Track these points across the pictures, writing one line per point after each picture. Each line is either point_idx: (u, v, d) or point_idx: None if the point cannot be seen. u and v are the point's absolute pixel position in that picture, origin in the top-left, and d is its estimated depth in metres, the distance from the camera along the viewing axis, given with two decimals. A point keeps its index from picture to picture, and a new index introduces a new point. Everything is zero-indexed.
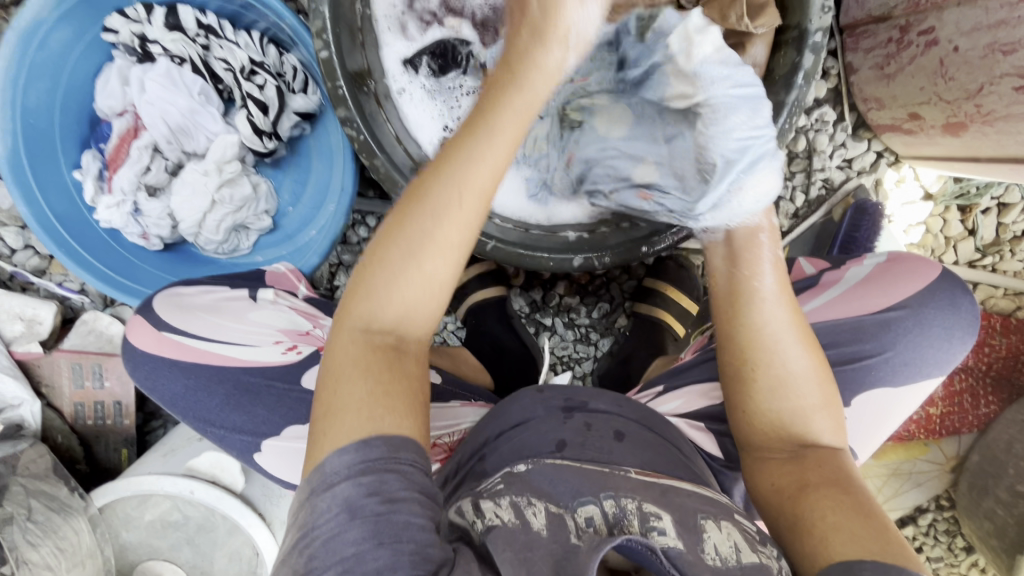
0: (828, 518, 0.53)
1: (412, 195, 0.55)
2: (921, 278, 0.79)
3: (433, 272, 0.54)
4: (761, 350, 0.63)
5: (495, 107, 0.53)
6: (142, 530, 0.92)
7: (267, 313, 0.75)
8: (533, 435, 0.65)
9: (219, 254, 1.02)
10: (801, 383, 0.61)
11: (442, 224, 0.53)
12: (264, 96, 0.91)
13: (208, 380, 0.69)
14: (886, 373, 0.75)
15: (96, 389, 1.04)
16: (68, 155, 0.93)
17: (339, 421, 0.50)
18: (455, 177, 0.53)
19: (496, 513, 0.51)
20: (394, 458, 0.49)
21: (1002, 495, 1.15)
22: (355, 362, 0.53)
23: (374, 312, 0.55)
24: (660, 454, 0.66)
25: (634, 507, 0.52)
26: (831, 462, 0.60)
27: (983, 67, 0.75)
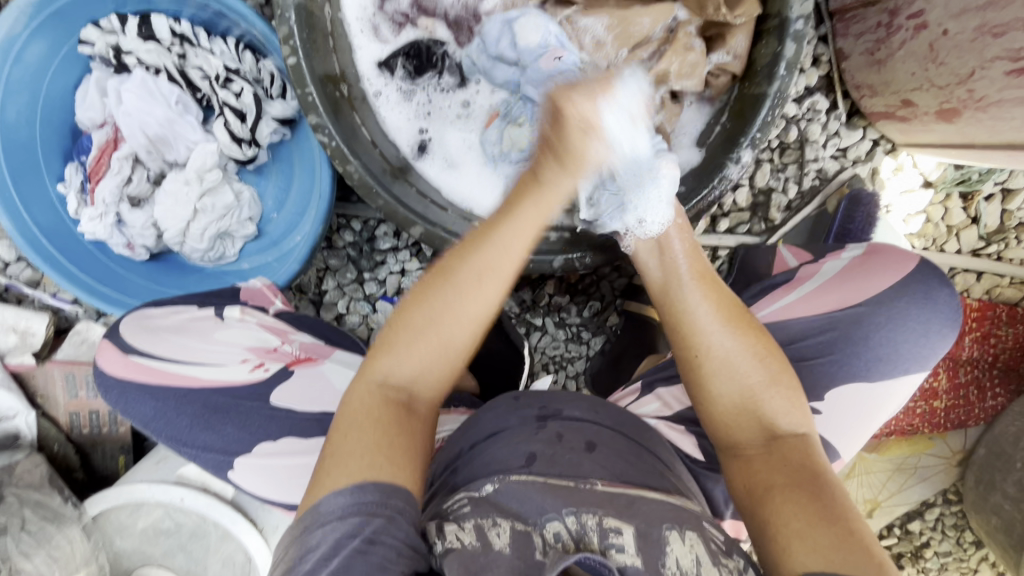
0: (791, 523, 0.51)
1: (437, 270, 0.63)
2: (896, 271, 0.77)
3: (448, 339, 0.62)
4: (694, 333, 0.64)
5: (520, 199, 0.61)
6: (135, 537, 0.93)
7: (233, 332, 0.75)
8: (504, 447, 0.68)
9: (205, 262, 1.03)
10: (739, 360, 0.62)
11: (462, 299, 0.61)
12: (240, 104, 0.91)
13: (177, 401, 0.69)
14: (860, 369, 0.74)
15: (90, 399, 1.05)
16: (51, 168, 0.93)
17: (342, 465, 0.57)
18: (476, 262, 0.61)
19: (456, 537, 0.56)
20: (383, 503, 0.55)
21: (1009, 490, 1.12)
22: (370, 414, 0.61)
23: (391, 369, 0.63)
24: (632, 462, 0.67)
25: (595, 522, 0.56)
26: (794, 452, 0.57)
27: (973, 51, 0.72)
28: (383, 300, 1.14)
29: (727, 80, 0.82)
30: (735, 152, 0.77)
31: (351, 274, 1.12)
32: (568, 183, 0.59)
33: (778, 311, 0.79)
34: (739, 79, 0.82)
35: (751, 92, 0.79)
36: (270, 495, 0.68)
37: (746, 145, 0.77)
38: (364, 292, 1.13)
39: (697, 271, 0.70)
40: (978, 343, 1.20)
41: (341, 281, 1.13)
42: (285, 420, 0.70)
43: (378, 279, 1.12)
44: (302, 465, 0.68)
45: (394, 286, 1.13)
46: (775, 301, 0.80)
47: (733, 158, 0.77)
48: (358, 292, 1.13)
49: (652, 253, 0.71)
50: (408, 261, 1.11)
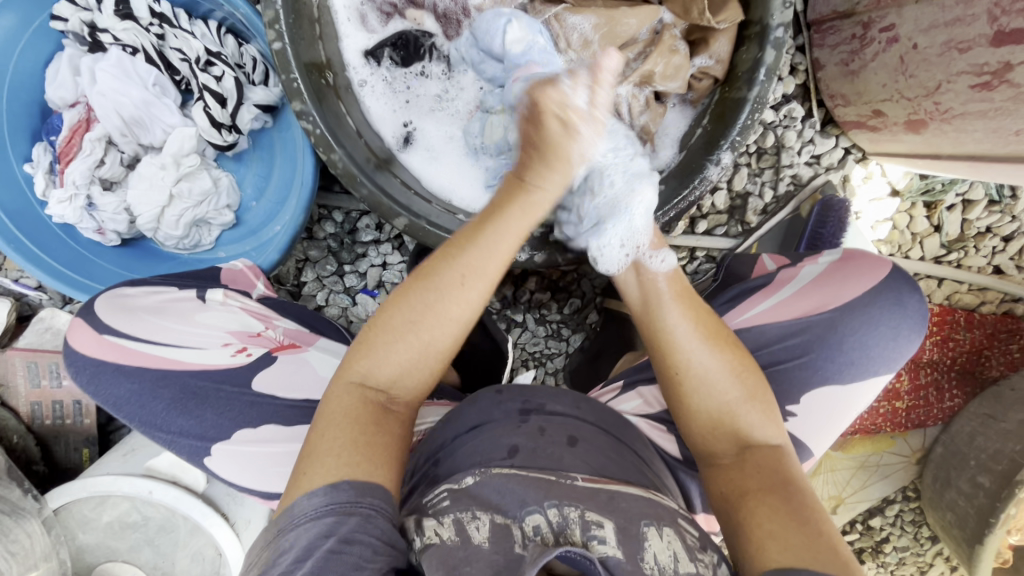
0: (764, 524, 0.53)
1: (422, 271, 0.64)
2: (870, 277, 0.79)
3: (429, 342, 0.63)
4: (676, 355, 0.64)
5: (510, 199, 0.65)
6: (99, 532, 0.90)
7: (216, 315, 0.73)
8: (485, 441, 0.70)
9: (180, 250, 1.01)
10: (718, 379, 0.62)
11: (447, 299, 0.63)
12: (221, 88, 0.88)
13: (154, 384, 0.67)
14: (833, 371, 0.76)
15: (53, 388, 1.01)
16: (18, 147, 0.90)
17: (315, 467, 0.58)
18: (462, 262, 0.63)
19: (434, 533, 0.57)
20: (359, 502, 0.56)
21: (963, 486, 1.17)
22: (347, 415, 0.61)
23: (372, 369, 0.63)
24: (613, 458, 0.69)
25: (576, 514, 0.57)
26: (769, 461, 0.59)
27: (940, 64, 0.75)
28: (363, 293, 1.13)
29: (709, 83, 0.84)
30: (715, 154, 0.79)
31: (332, 266, 1.11)
32: (554, 180, 0.65)
33: (753, 316, 0.81)
34: (721, 83, 0.84)
35: (731, 96, 0.81)
36: (246, 482, 0.68)
37: (726, 147, 0.79)
38: (344, 285, 1.12)
39: (676, 289, 0.68)
40: (939, 346, 1.26)
41: (320, 273, 1.11)
42: (267, 407, 0.69)
43: (359, 272, 1.11)
44: (280, 453, 0.68)
45: (374, 279, 1.12)
46: (750, 307, 0.81)
47: (713, 159, 0.79)
48: (337, 284, 1.12)
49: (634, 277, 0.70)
50: (390, 254, 1.10)
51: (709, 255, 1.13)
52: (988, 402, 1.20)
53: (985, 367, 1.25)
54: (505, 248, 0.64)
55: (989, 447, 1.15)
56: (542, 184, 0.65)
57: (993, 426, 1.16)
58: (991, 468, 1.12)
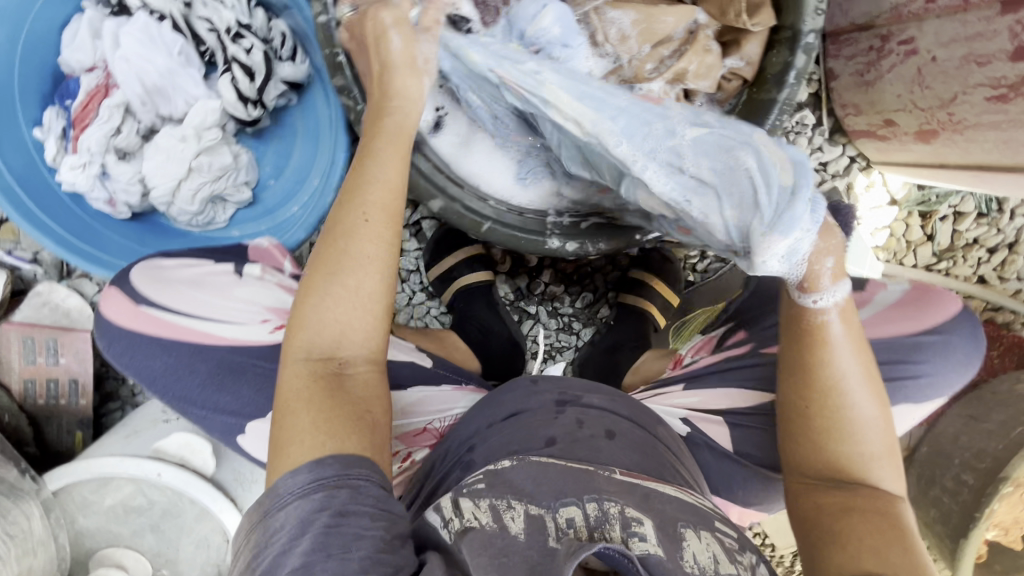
0: (866, 547, 0.56)
1: (326, 234, 0.59)
2: (952, 306, 0.75)
3: (360, 288, 0.57)
4: (837, 397, 0.62)
5: (376, 134, 0.62)
6: (101, 515, 0.86)
7: (252, 291, 0.71)
8: (525, 431, 0.70)
9: (192, 227, 0.97)
10: (867, 429, 0.62)
11: (359, 241, 0.57)
12: (250, 61, 0.86)
13: (190, 358, 0.67)
14: (909, 394, 0.72)
15: (49, 365, 0.97)
16: (28, 110, 0.86)
17: (287, 444, 0.52)
18: (356, 204, 0.58)
19: (473, 515, 0.55)
20: (347, 475, 0.50)
21: (948, 484, 1.22)
22: (303, 394, 0.54)
23: (311, 336, 0.56)
24: (645, 453, 0.68)
25: (616, 510, 0.55)
26: (882, 505, 0.60)
27: (958, 77, 0.79)
28: None
29: (738, 84, 0.86)
30: None
31: None
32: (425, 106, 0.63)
33: None
34: (749, 85, 0.86)
35: (759, 97, 0.83)
36: None
37: None
38: None
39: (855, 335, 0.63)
40: None
41: None
42: None
43: None
44: None
45: None
46: None
47: None
48: None
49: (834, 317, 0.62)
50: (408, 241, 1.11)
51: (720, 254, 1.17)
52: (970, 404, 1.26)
53: None
54: (386, 171, 0.60)
55: (972, 446, 1.20)
56: (394, 102, 0.64)
57: (976, 427, 1.22)
58: (975, 465, 1.17)
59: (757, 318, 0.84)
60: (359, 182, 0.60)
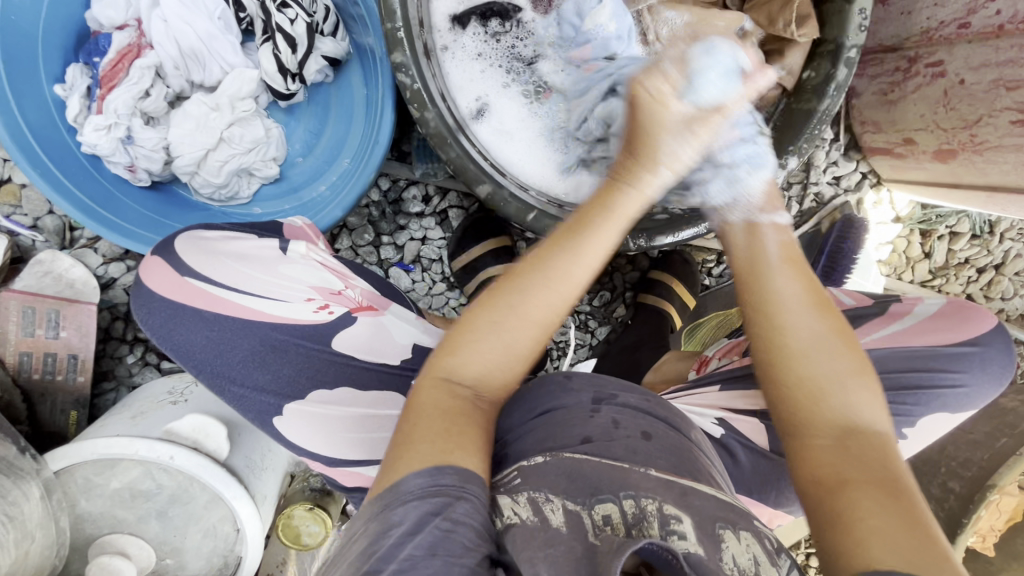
0: (866, 519, 0.49)
1: (509, 274, 0.60)
2: (987, 321, 0.78)
3: (512, 343, 0.58)
4: (783, 319, 0.62)
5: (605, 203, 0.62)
6: (105, 499, 0.81)
7: (298, 269, 0.67)
8: (555, 426, 0.62)
9: (212, 201, 0.93)
10: (824, 357, 0.60)
11: (530, 300, 0.58)
12: (293, 32, 0.82)
13: (233, 334, 0.63)
14: (947, 403, 0.75)
15: (49, 339, 0.91)
16: (50, 66, 0.82)
17: (415, 446, 0.51)
18: (563, 267, 0.59)
19: (513, 512, 0.50)
20: (461, 487, 0.48)
21: (934, 491, 1.25)
22: (437, 407, 0.54)
23: (459, 367, 0.57)
24: (687, 456, 0.61)
25: (654, 508, 0.51)
26: (875, 451, 0.55)
27: (985, 100, 0.84)
28: (398, 266, 1.09)
29: (778, 93, 0.89)
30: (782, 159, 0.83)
31: (369, 236, 1.06)
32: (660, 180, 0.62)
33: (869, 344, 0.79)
34: (788, 94, 0.89)
35: (800, 107, 0.85)
36: (315, 448, 0.62)
37: (791, 153, 0.83)
38: (378, 256, 1.08)
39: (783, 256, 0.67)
40: None
41: (356, 242, 1.06)
42: (347, 369, 0.65)
43: (397, 244, 1.07)
44: (354, 418, 0.63)
45: (411, 253, 1.08)
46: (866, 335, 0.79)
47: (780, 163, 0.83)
48: (372, 255, 1.07)
49: (742, 232, 0.69)
50: (432, 229, 1.07)
51: None
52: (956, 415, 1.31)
53: None
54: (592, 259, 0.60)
55: (959, 455, 1.24)
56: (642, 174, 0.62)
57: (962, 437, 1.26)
58: (961, 473, 1.21)
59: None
60: (554, 252, 0.60)
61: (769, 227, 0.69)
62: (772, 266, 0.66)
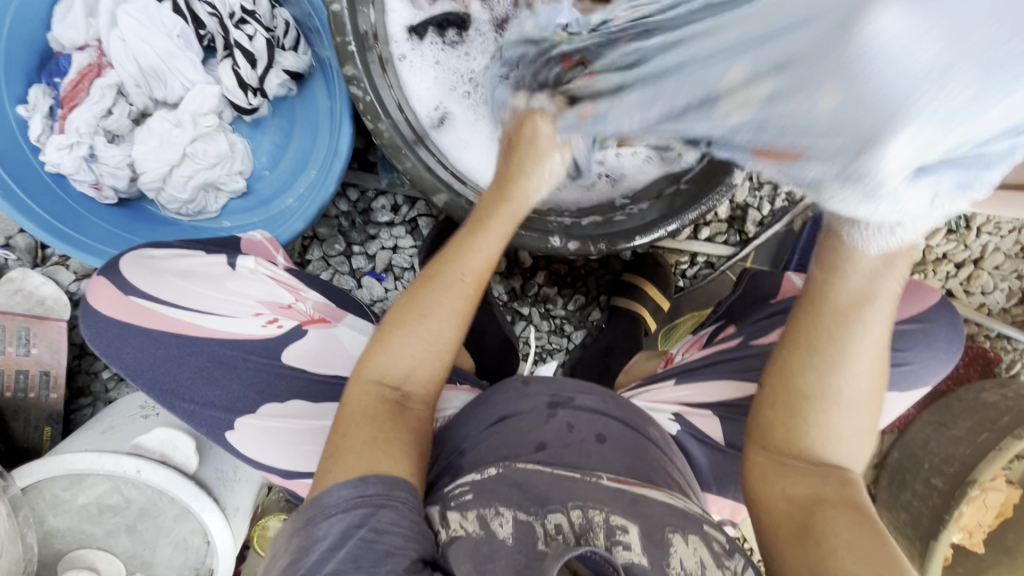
0: (843, 545, 0.47)
1: (422, 275, 0.63)
2: (929, 295, 0.78)
3: (439, 335, 0.60)
4: (848, 362, 0.54)
5: (490, 210, 0.66)
6: (73, 515, 0.82)
7: (245, 283, 0.68)
8: (512, 434, 0.62)
9: (180, 215, 0.94)
10: (859, 399, 0.54)
11: (446, 295, 0.61)
12: (253, 48, 0.84)
13: (179, 351, 0.63)
14: (898, 379, 0.74)
15: (20, 356, 0.92)
16: (12, 87, 0.83)
17: (343, 460, 0.52)
18: (457, 261, 0.63)
19: (459, 525, 0.51)
20: (387, 496, 0.49)
21: (918, 488, 1.23)
22: (364, 412, 0.56)
23: (384, 367, 0.59)
24: (641, 459, 0.61)
25: (601, 519, 0.50)
26: (847, 478, 0.53)
27: None
28: (370, 275, 1.09)
29: None
30: None
31: (339, 246, 1.07)
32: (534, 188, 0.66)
33: None
34: None
35: None
36: (268, 461, 0.63)
37: None
38: (350, 266, 1.08)
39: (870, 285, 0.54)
40: None
41: (327, 252, 1.07)
42: (295, 381, 0.65)
43: (368, 253, 1.07)
44: (309, 431, 0.64)
45: (383, 262, 1.08)
46: None
47: None
48: (344, 265, 1.08)
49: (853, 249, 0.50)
50: (402, 237, 1.08)
51: (709, 261, 1.20)
52: (939, 411, 1.29)
53: None
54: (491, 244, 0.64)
55: (942, 451, 1.22)
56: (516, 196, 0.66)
57: (944, 432, 1.24)
58: (945, 470, 1.19)
59: (746, 315, 0.85)
60: (454, 250, 0.63)
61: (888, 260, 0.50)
62: (858, 304, 0.53)
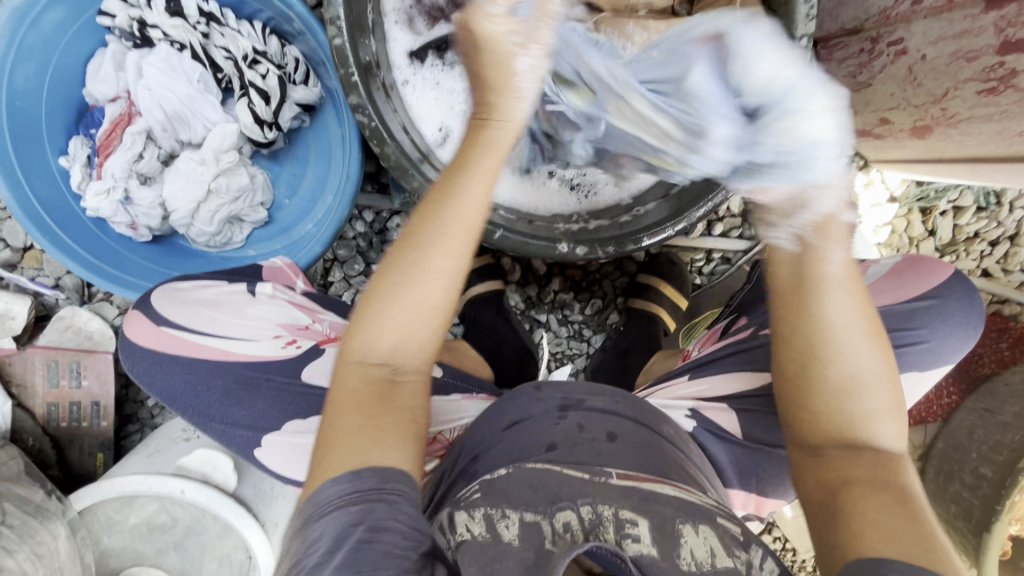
0: (868, 521, 0.50)
1: (399, 241, 0.58)
2: (941, 273, 0.79)
3: (423, 301, 0.57)
4: (832, 350, 0.55)
5: (476, 140, 0.57)
6: (126, 534, 0.87)
7: (264, 308, 0.73)
8: (523, 438, 0.64)
9: (209, 247, 1.00)
10: (866, 401, 0.56)
11: (430, 258, 0.57)
12: (265, 85, 0.91)
13: (207, 375, 0.68)
14: (914, 358, 0.75)
15: (72, 388, 0.99)
16: (54, 141, 0.91)
17: (333, 450, 0.53)
18: (440, 215, 0.57)
19: (467, 528, 0.51)
20: (383, 490, 0.50)
21: (966, 479, 1.18)
22: (356, 397, 0.56)
23: (369, 346, 0.58)
24: (653, 455, 0.62)
25: (610, 513, 0.52)
26: (885, 460, 0.56)
27: (948, 73, 0.82)
28: None
29: None
30: None
31: (359, 266, 1.11)
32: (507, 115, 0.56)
33: None
34: None
35: None
36: (293, 475, 0.66)
37: None
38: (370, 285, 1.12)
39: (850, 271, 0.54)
40: None
41: (348, 273, 1.11)
42: (315, 398, 0.68)
43: None
44: None
45: None
46: None
47: None
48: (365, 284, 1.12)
49: (793, 250, 0.53)
50: None
51: (724, 256, 1.19)
52: (984, 397, 1.22)
53: (978, 364, 1.28)
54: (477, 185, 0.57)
55: (989, 438, 1.16)
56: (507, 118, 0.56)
57: (991, 419, 1.18)
58: (994, 458, 1.13)
59: (755, 305, 0.87)
60: (437, 202, 0.57)
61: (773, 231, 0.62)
62: (835, 288, 0.54)
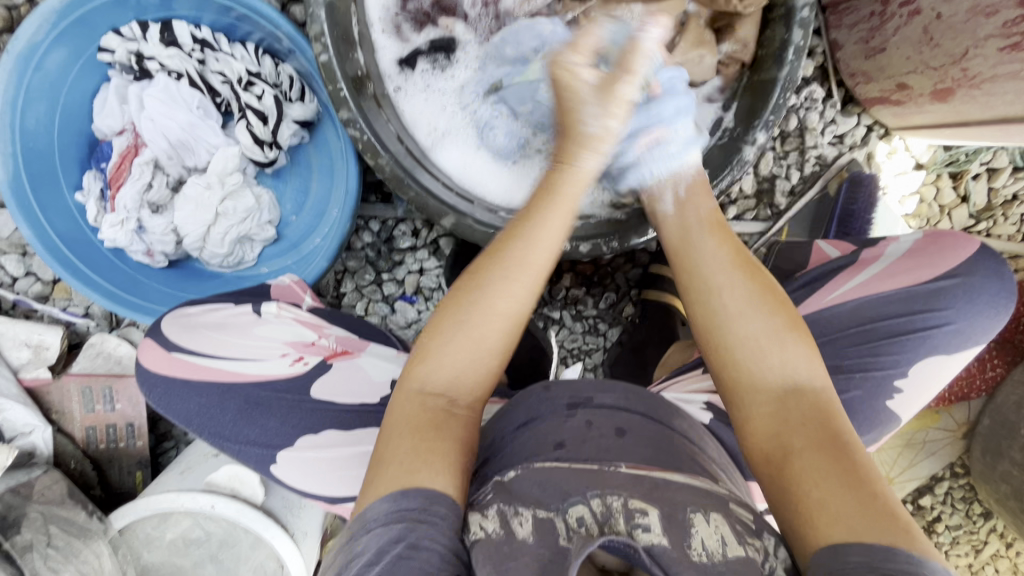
0: (812, 492, 0.49)
1: (467, 275, 0.61)
2: (967, 249, 0.74)
3: (484, 342, 0.59)
4: (712, 279, 0.62)
5: (555, 184, 0.63)
6: (164, 549, 0.91)
7: (271, 328, 0.77)
8: (532, 440, 0.62)
9: (224, 267, 1.02)
10: (769, 347, 0.58)
11: (495, 295, 0.59)
12: (262, 106, 0.92)
13: (220, 397, 0.70)
14: (941, 342, 0.71)
15: (106, 412, 1.04)
16: (69, 177, 0.94)
17: (383, 470, 0.52)
18: (512, 254, 0.60)
19: (480, 526, 0.50)
20: (426, 510, 0.49)
21: (1016, 456, 1.11)
22: (409, 421, 0.56)
23: (429, 372, 0.58)
24: (664, 450, 0.61)
25: (619, 504, 0.51)
26: (816, 407, 0.55)
27: (967, 30, 0.77)
28: (402, 300, 1.13)
29: (737, 68, 0.85)
30: (750, 134, 0.80)
31: (370, 275, 1.12)
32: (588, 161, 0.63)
33: (844, 294, 0.75)
34: (748, 68, 0.85)
35: (761, 79, 0.82)
36: (308, 488, 0.67)
37: (760, 127, 0.80)
38: (382, 293, 1.13)
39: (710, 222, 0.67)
40: None
41: (359, 283, 1.12)
42: (326, 413, 0.71)
43: (397, 279, 1.12)
44: (348, 458, 0.68)
45: (412, 285, 1.12)
46: (839, 287, 0.76)
47: (748, 140, 0.80)
48: (376, 293, 1.12)
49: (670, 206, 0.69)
50: (426, 259, 1.11)
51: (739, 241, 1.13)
52: None
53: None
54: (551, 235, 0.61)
55: None
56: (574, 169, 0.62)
57: None
58: None
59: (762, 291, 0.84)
60: (515, 236, 0.61)
61: (692, 196, 0.69)
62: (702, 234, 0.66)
